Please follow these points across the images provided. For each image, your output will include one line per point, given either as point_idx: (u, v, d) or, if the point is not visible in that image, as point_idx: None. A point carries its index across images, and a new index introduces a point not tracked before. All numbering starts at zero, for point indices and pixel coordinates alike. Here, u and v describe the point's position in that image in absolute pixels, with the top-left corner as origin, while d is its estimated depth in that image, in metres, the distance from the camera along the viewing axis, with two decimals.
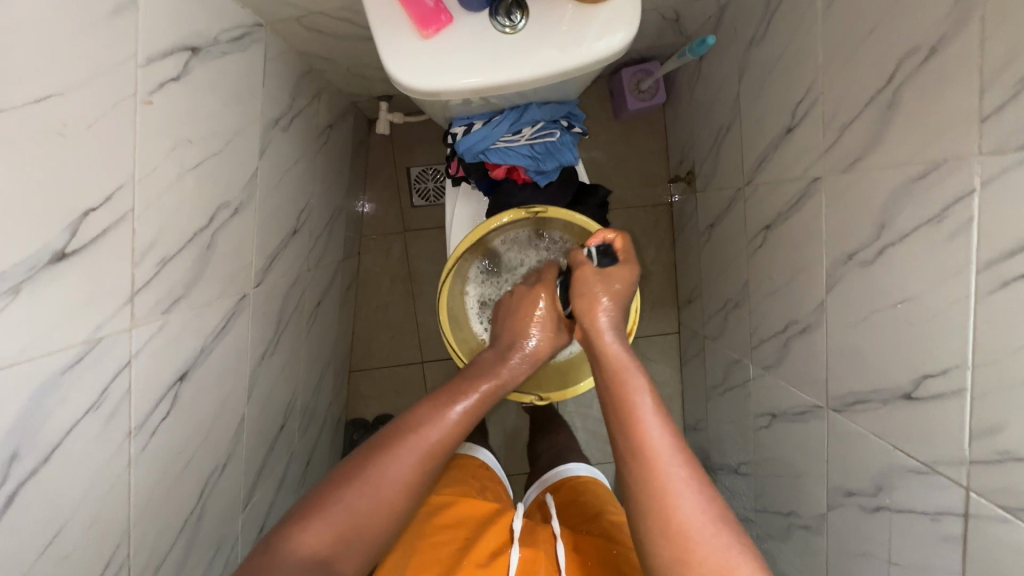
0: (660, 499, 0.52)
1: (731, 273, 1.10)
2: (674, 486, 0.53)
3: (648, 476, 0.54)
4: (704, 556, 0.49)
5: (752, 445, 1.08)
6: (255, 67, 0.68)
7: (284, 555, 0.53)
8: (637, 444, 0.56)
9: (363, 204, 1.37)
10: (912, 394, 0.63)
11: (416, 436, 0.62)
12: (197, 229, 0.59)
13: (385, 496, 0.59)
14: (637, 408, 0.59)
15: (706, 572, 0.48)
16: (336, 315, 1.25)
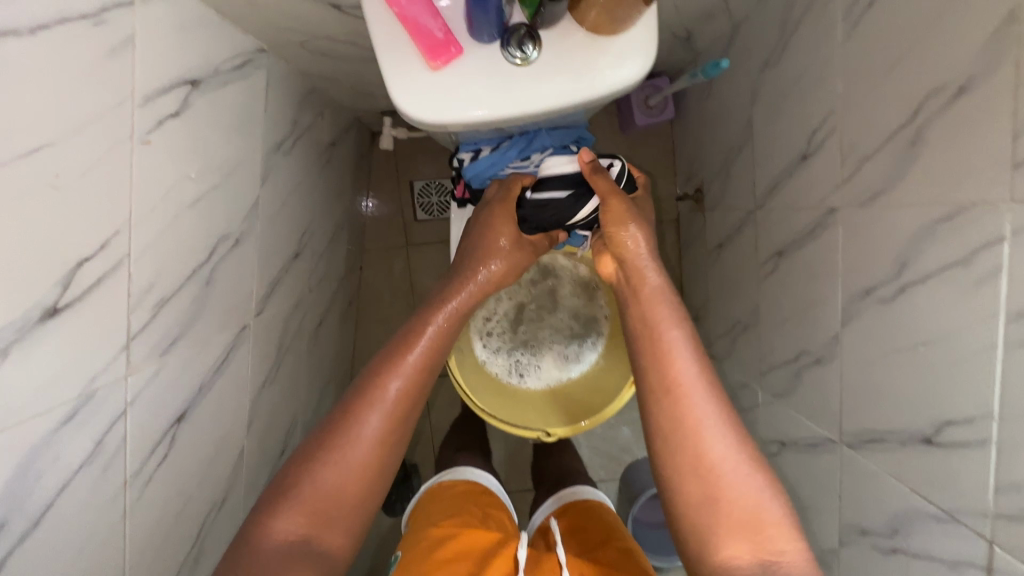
0: (694, 435, 0.61)
1: (739, 296, 1.08)
2: (705, 422, 0.62)
3: (680, 410, 0.63)
4: (734, 487, 0.59)
5: None
6: (257, 93, 0.66)
7: (266, 540, 0.56)
8: (670, 380, 0.64)
9: (369, 199, 1.35)
10: (932, 438, 0.62)
11: (370, 402, 0.64)
12: (196, 265, 0.57)
13: (356, 463, 0.62)
14: (671, 342, 0.66)
15: (737, 500, 0.59)
16: (338, 331, 1.23)
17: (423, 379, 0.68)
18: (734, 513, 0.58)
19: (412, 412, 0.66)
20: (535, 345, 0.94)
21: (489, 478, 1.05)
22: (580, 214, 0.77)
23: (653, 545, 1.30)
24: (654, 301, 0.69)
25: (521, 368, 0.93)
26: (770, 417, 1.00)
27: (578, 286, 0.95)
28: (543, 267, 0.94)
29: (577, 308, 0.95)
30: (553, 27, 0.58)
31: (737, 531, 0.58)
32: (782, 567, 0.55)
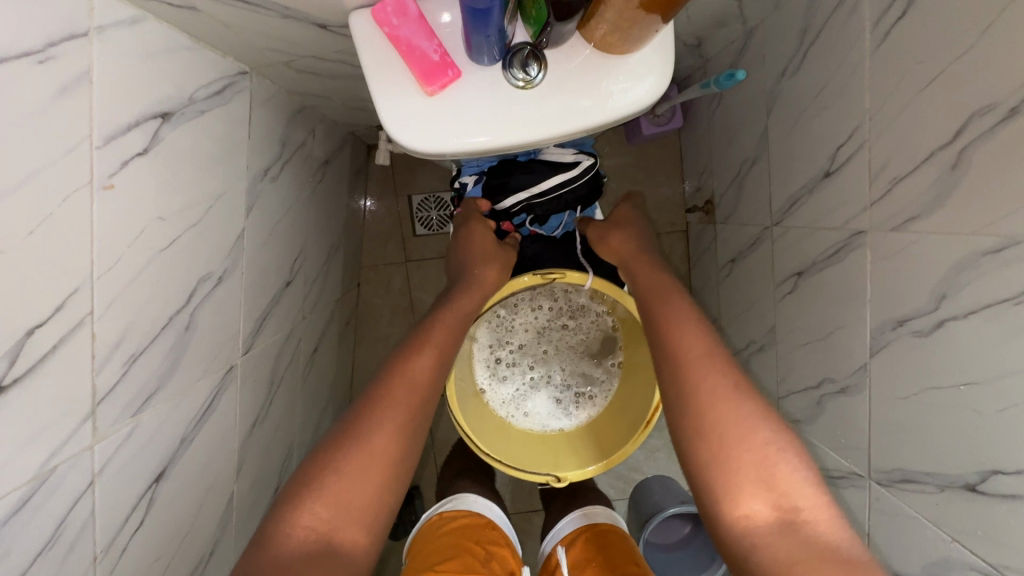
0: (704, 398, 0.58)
1: (754, 316, 1.03)
2: (720, 387, 0.58)
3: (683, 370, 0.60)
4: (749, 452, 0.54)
5: None
6: (239, 119, 0.61)
7: (281, 540, 0.48)
8: (672, 346, 0.63)
9: (366, 201, 1.30)
10: (976, 486, 0.57)
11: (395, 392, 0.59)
12: (172, 312, 0.52)
13: (381, 453, 0.56)
14: (671, 312, 0.66)
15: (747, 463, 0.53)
16: (335, 354, 1.18)
17: (439, 367, 0.65)
18: (745, 470, 0.53)
19: (430, 400, 0.62)
20: (533, 386, 0.91)
21: (493, 510, 0.99)
22: (551, 182, 0.73)
23: (664, 569, 1.25)
24: (647, 278, 0.72)
25: (516, 408, 0.91)
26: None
27: (593, 334, 0.91)
28: (561, 307, 0.91)
29: (586, 353, 0.92)
30: (559, 48, 0.53)
31: (755, 484, 0.52)
32: (806, 525, 0.49)
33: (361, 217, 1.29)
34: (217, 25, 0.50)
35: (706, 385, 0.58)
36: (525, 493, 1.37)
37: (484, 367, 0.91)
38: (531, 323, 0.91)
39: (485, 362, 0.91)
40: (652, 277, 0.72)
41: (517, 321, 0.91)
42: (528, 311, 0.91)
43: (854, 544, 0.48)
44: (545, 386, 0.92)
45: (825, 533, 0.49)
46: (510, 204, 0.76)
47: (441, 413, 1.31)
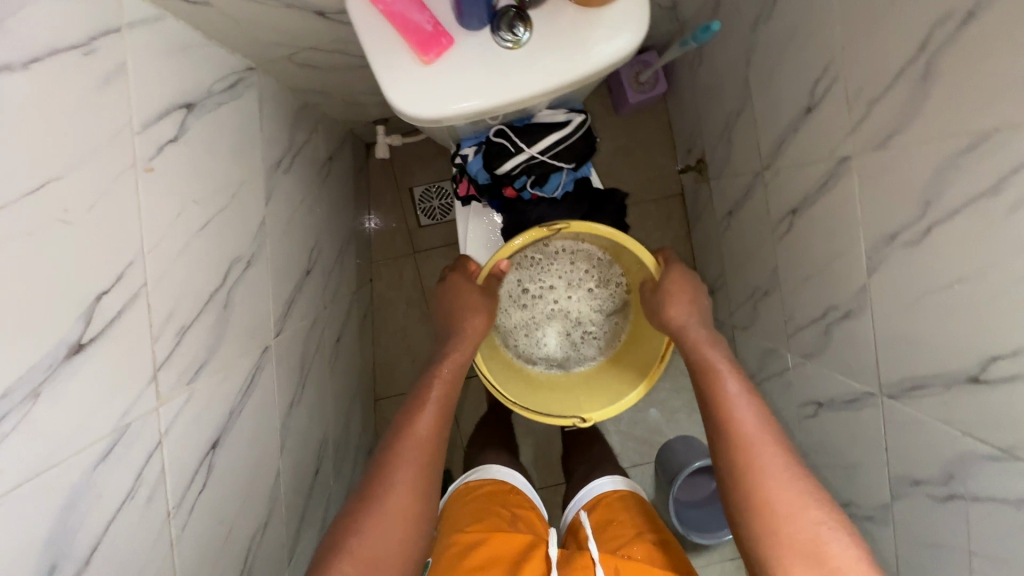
0: (742, 449, 0.69)
1: (756, 262, 1.06)
2: (751, 437, 0.70)
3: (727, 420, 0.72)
4: (783, 503, 0.64)
5: (798, 435, 1.06)
6: (252, 112, 0.66)
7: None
8: (715, 393, 0.75)
9: (371, 219, 1.35)
10: (978, 376, 0.60)
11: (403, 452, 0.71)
12: (212, 290, 0.57)
13: (398, 509, 0.67)
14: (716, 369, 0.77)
15: (777, 510, 0.64)
16: (357, 346, 1.23)
17: (441, 423, 0.76)
18: (793, 536, 0.63)
19: (434, 458, 0.73)
20: (542, 331, 1.00)
21: (517, 477, 1.02)
22: (547, 140, 0.72)
23: (695, 524, 1.28)
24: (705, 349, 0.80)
25: (524, 343, 1.00)
26: (803, 380, 0.99)
27: (609, 297, 1.00)
28: (586, 268, 0.99)
29: (597, 312, 1.00)
30: (541, 8, 0.57)
31: (801, 555, 0.61)
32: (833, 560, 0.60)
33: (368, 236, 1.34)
34: (227, 20, 0.54)
35: (753, 467, 0.68)
36: (553, 467, 1.41)
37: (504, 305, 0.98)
38: (557, 277, 0.98)
39: (506, 300, 0.98)
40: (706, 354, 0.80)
41: (544, 270, 0.98)
42: (559, 261, 0.98)
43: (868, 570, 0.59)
44: (553, 336, 1.00)
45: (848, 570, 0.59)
46: (510, 168, 0.74)
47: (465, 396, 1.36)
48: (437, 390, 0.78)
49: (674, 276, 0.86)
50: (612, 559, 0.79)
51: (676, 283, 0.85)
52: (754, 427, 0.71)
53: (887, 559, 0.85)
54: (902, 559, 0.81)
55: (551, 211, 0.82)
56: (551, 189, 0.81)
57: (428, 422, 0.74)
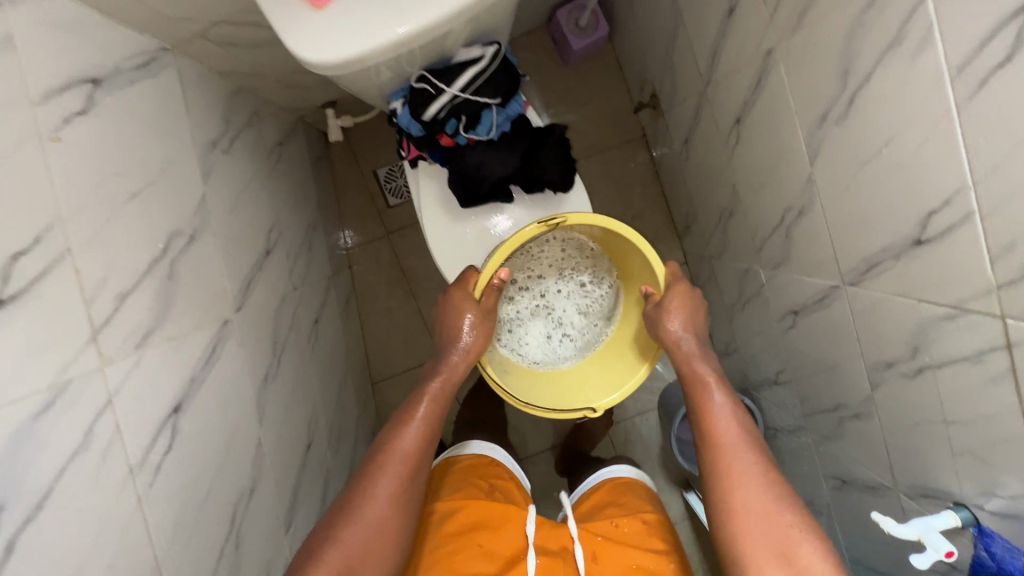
0: (722, 452, 0.75)
1: (717, 184, 1.05)
2: (729, 441, 0.76)
3: (710, 426, 0.79)
4: (754, 502, 0.70)
5: (783, 350, 1.05)
6: (173, 91, 0.67)
7: None
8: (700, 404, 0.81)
9: (346, 236, 1.38)
10: (921, 237, 0.59)
11: (386, 469, 0.76)
12: (151, 260, 0.59)
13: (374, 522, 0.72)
14: (704, 380, 0.83)
15: (745, 507, 0.70)
16: (342, 330, 1.25)
17: (426, 438, 0.80)
18: (760, 533, 0.67)
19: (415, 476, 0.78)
20: (525, 325, 1.04)
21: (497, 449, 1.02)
22: (464, 77, 0.73)
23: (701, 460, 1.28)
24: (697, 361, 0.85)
25: (507, 335, 1.03)
26: (777, 292, 0.98)
27: (594, 301, 1.05)
28: (573, 265, 1.06)
29: (581, 314, 1.05)
30: None
31: (769, 554, 0.66)
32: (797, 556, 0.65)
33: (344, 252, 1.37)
34: None
35: (731, 477, 0.73)
36: (555, 425, 1.42)
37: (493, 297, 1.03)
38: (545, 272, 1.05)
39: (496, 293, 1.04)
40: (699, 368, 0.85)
41: (534, 263, 1.05)
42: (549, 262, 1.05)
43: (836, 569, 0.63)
44: (540, 328, 1.05)
45: (815, 569, 0.63)
46: (434, 111, 0.75)
47: None
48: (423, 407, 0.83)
49: (675, 287, 0.90)
50: (594, 541, 0.82)
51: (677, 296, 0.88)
52: (735, 436, 0.77)
53: (879, 453, 0.84)
54: (891, 449, 0.80)
55: (490, 153, 0.82)
56: (486, 131, 0.81)
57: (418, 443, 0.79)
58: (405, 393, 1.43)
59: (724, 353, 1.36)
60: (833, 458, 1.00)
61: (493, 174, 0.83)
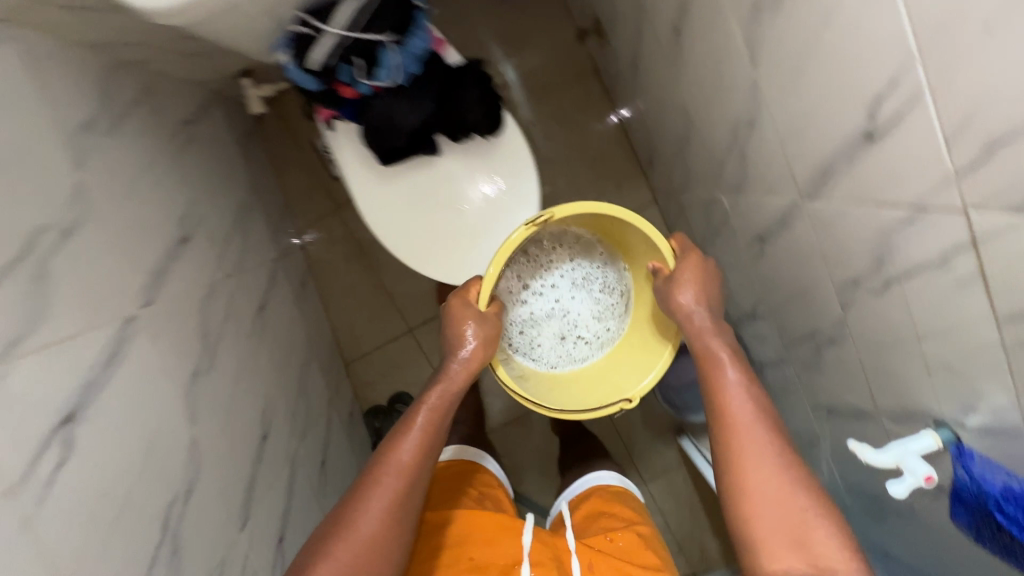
0: (734, 434, 0.77)
1: (670, 108, 0.96)
2: (743, 422, 0.77)
3: (722, 406, 0.80)
4: (769, 487, 0.73)
5: (756, 280, 0.98)
6: (16, 69, 0.60)
7: None
8: (713, 384, 0.82)
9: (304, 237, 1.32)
10: (872, 130, 0.51)
11: (380, 485, 0.75)
12: (7, 261, 0.53)
13: (365, 538, 0.72)
14: (717, 357, 0.82)
15: (758, 488, 0.74)
16: (299, 313, 1.20)
17: (424, 449, 0.79)
18: (772, 517, 0.72)
19: (410, 490, 0.76)
20: (540, 328, 1.05)
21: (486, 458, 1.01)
22: (350, 10, 0.69)
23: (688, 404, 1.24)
24: (714, 342, 0.83)
25: (521, 338, 1.04)
26: (741, 219, 0.90)
27: (610, 303, 1.06)
28: (584, 268, 1.07)
29: (597, 316, 1.06)
30: None
31: (784, 540, 0.70)
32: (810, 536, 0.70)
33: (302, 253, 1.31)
34: None
35: (744, 460, 0.76)
36: None
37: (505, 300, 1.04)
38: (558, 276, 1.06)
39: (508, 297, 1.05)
40: (714, 348, 0.83)
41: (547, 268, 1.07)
42: (562, 266, 1.06)
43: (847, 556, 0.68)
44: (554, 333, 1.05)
45: (827, 553, 0.68)
46: (323, 51, 0.70)
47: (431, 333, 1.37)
48: (421, 416, 0.80)
49: (687, 261, 0.86)
50: (589, 551, 0.79)
51: (688, 271, 0.85)
52: (747, 415, 0.78)
53: (858, 378, 0.78)
54: (869, 373, 0.74)
55: (396, 101, 0.76)
56: (389, 75, 0.75)
57: (415, 456, 0.77)
58: (380, 372, 1.40)
59: None
60: (816, 387, 0.94)
61: (405, 125, 0.77)
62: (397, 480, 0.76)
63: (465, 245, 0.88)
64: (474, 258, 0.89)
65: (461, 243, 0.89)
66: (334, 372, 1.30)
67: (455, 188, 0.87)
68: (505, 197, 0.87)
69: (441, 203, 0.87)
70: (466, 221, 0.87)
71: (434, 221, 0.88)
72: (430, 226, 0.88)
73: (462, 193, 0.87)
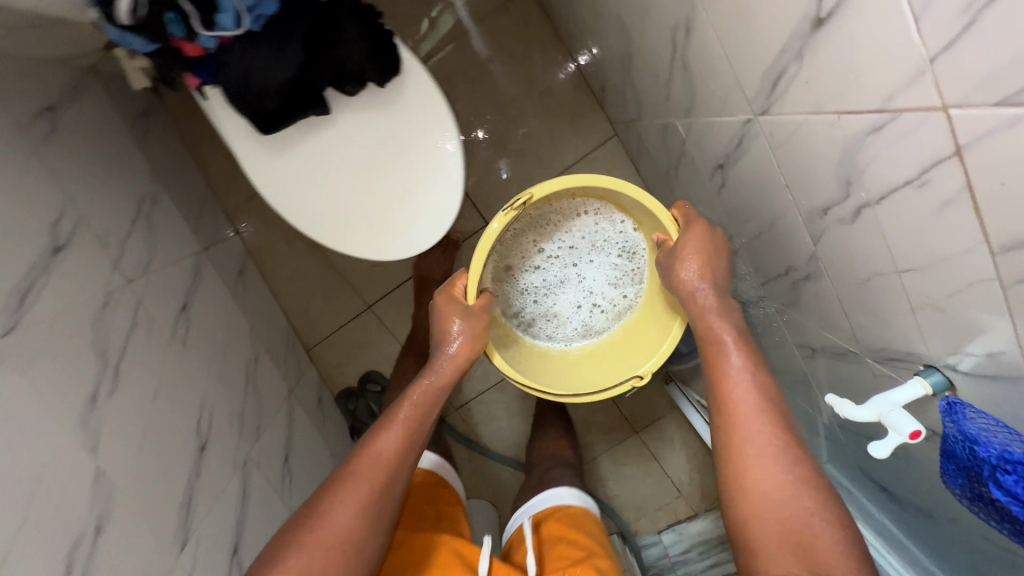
0: (735, 422, 0.70)
1: (608, 22, 0.82)
2: (744, 410, 0.70)
3: (721, 390, 0.73)
4: (772, 486, 0.65)
5: (724, 215, 0.87)
6: None
7: None
8: (712, 365, 0.75)
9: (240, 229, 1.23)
10: (824, 11, 0.39)
11: (360, 477, 0.74)
12: None
13: (339, 532, 0.70)
14: (718, 339, 0.76)
15: (760, 486, 0.66)
16: (240, 305, 1.12)
17: (406, 444, 0.78)
18: (774, 521, 0.64)
19: (390, 484, 0.75)
20: (555, 294, 1.08)
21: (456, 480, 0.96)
22: None
23: None
24: (715, 321, 0.77)
25: (535, 304, 1.08)
26: (697, 144, 0.78)
27: (628, 271, 1.06)
28: (603, 233, 1.05)
29: (613, 283, 1.07)
30: None
31: (784, 544, 0.63)
32: (815, 543, 0.61)
33: (239, 244, 1.22)
34: None
35: (746, 453, 0.68)
36: None
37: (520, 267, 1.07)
38: (575, 242, 1.06)
39: (524, 264, 1.08)
40: (716, 331, 0.76)
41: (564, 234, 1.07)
42: (578, 232, 1.06)
43: (856, 563, 0.59)
44: (569, 300, 1.08)
45: (836, 563, 0.59)
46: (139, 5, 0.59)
47: (392, 305, 1.30)
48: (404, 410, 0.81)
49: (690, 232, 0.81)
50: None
51: (691, 241, 0.79)
52: (750, 403, 0.71)
53: (837, 317, 0.69)
54: (848, 311, 0.64)
55: (254, 55, 0.65)
56: (232, 21, 0.63)
57: (397, 447, 0.78)
58: (345, 353, 1.33)
59: None
60: (797, 326, 0.85)
61: (273, 85, 0.66)
62: (377, 470, 0.75)
63: (389, 217, 0.80)
64: (401, 230, 0.80)
65: (384, 214, 0.79)
66: (292, 362, 1.22)
67: (375, 153, 0.78)
68: (427, 156, 0.78)
69: (357, 173, 0.78)
70: (387, 190, 0.79)
71: (351, 193, 0.79)
72: (347, 200, 0.79)
73: (378, 159, 0.78)
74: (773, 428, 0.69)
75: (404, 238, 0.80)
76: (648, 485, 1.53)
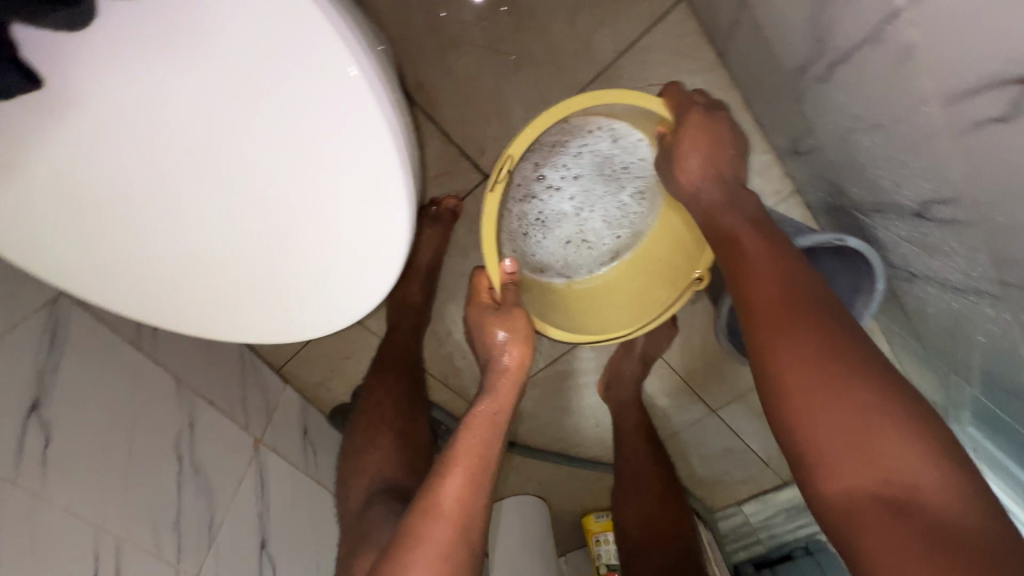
0: (757, 315, 0.55)
1: None
2: (766, 297, 0.55)
3: (741, 277, 0.58)
4: (810, 379, 0.49)
5: (943, 169, 0.43)
6: None
7: None
8: (733, 261, 0.60)
9: None
10: None
11: (424, 536, 0.53)
12: None
13: None
14: (738, 236, 0.61)
15: (793, 381, 0.50)
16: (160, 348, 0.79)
17: (475, 487, 0.57)
18: (832, 427, 0.47)
19: (468, 540, 0.55)
20: (545, 236, 0.81)
21: None
22: None
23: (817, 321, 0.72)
24: (724, 214, 0.63)
25: (526, 251, 0.80)
26: (981, 10, 0.32)
27: (632, 206, 0.82)
28: (612, 153, 0.77)
29: (613, 220, 0.82)
30: None
31: (849, 454, 0.46)
32: (884, 445, 0.45)
33: None
34: None
35: (775, 351, 0.52)
36: None
37: (513, 203, 0.76)
38: (577, 167, 0.77)
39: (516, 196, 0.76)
40: (727, 225, 0.62)
41: (564, 157, 0.76)
42: (580, 157, 0.76)
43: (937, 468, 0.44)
44: (558, 239, 0.82)
45: (912, 467, 0.44)
46: None
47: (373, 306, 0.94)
48: (464, 442, 0.60)
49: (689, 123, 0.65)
50: None
51: (695, 131, 0.64)
52: (775, 288, 0.55)
53: None
54: None
55: None
56: None
57: (465, 486, 0.57)
58: (326, 368, 1.02)
59: (795, 152, 0.72)
60: None
61: None
62: (447, 522, 0.54)
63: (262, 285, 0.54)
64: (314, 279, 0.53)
65: (297, 265, 0.52)
66: (253, 397, 0.93)
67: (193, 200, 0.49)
68: (298, 122, 0.43)
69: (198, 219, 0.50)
70: (268, 223, 0.50)
71: (219, 249, 0.52)
72: (219, 260, 0.53)
73: (220, 172, 0.47)
74: (805, 327, 0.52)
75: (346, 287, 0.53)
76: (724, 458, 1.25)
